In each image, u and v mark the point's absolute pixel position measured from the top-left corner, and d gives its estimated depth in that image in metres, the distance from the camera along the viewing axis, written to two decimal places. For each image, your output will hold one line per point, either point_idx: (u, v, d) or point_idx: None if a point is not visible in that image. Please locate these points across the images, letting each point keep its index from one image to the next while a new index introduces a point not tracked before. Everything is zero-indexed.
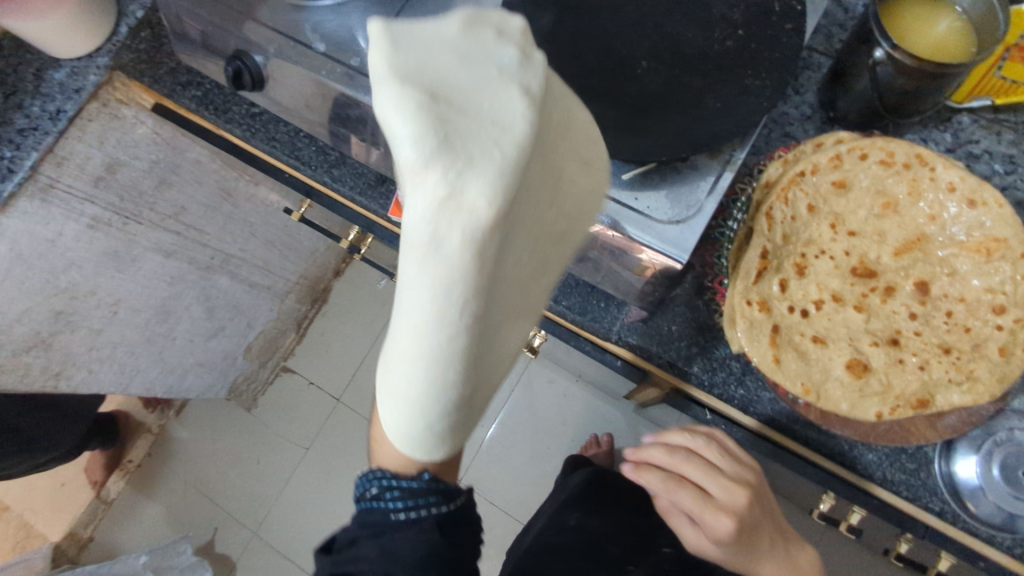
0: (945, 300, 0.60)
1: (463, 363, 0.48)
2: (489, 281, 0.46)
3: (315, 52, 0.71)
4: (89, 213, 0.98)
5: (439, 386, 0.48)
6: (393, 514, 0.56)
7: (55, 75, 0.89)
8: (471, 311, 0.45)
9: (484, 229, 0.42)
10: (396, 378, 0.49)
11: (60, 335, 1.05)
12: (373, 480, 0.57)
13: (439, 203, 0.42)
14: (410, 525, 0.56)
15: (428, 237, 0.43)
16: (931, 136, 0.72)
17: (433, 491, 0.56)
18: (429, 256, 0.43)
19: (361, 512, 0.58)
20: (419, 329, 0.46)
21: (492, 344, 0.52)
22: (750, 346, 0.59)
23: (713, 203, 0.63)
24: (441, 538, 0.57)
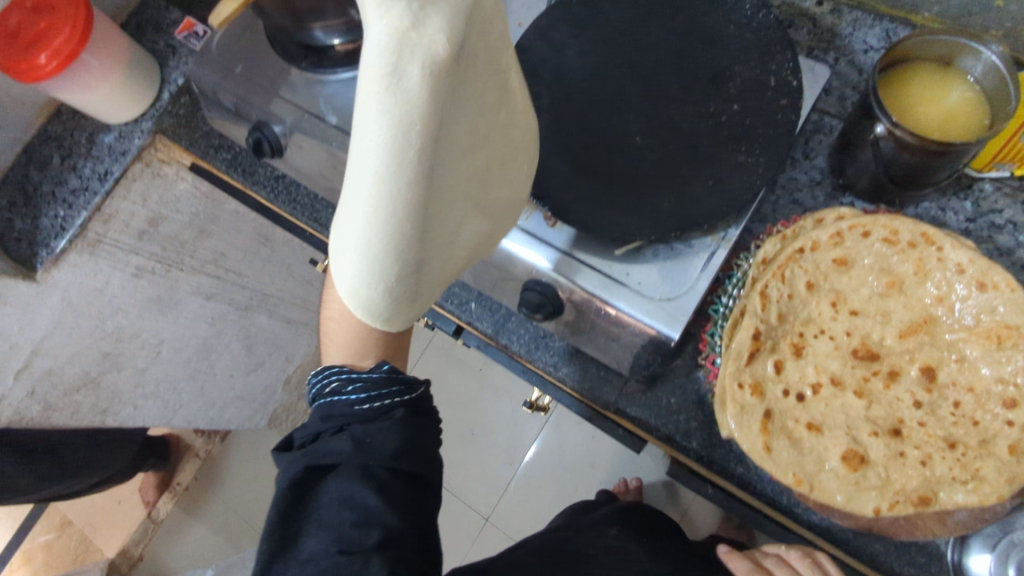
0: (952, 389, 0.57)
1: (415, 225, 0.48)
2: (444, 140, 0.45)
3: (328, 125, 0.74)
4: (134, 263, 1.05)
5: (391, 245, 0.48)
6: (358, 403, 0.64)
7: (105, 138, 0.97)
8: (429, 162, 0.45)
9: (442, 64, 0.42)
10: (349, 236, 0.49)
11: (107, 374, 1.14)
12: (334, 375, 0.66)
13: (401, 30, 0.41)
14: (376, 412, 0.63)
15: (387, 68, 0.42)
16: (949, 205, 0.69)
17: (394, 381, 0.66)
18: (388, 92, 0.42)
19: (323, 409, 0.66)
20: (372, 181, 0.45)
21: (448, 223, 0.52)
22: (739, 432, 0.58)
23: (705, 281, 0.62)
24: (409, 426, 0.64)
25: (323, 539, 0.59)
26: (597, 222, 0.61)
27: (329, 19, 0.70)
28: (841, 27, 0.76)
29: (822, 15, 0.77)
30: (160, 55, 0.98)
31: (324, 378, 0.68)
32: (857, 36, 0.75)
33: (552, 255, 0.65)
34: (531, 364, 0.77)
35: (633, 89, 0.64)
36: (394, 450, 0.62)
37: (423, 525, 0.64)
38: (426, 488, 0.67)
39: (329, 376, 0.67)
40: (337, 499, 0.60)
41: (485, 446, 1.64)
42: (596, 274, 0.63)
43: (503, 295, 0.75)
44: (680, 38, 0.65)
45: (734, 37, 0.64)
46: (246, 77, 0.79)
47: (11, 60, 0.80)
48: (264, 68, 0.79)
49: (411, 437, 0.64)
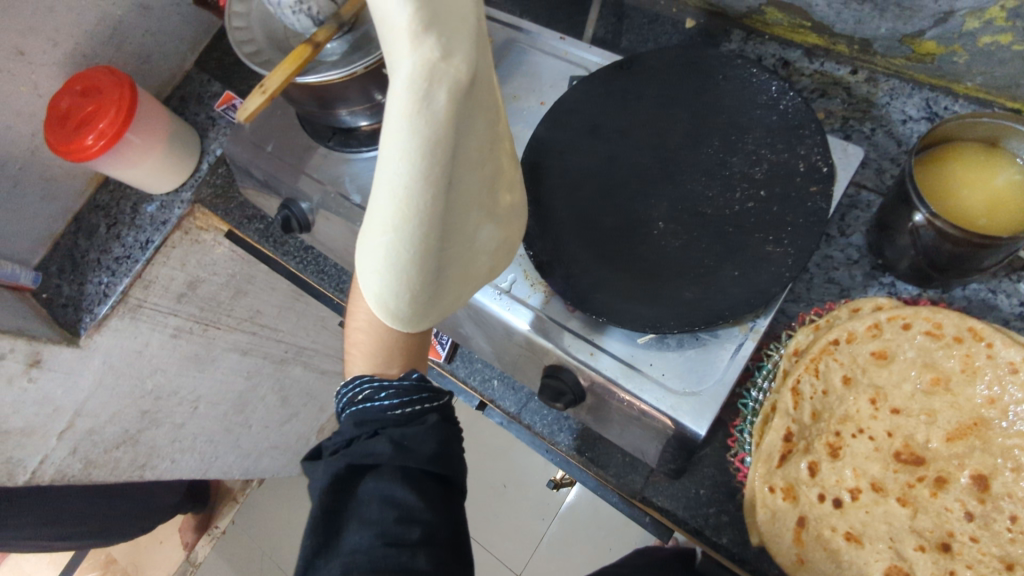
0: (1009, 501, 0.51)
1: (437, 237, 0.47)
2: (463, 152, 0.45)
3: (352, 204, 0.76)
4: (172, 324, 1.08)
5: (413, 259, 0.47)
6: (393, 406, 0.58)
7: (148, 208, 1.00)
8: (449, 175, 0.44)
9: (465, 86, 0.42)
10: (372, 249, 0.48)
11: (146, 431, 1.15)
12: (362, 387, 0.60)
13: (430, 56, 0.41)
14: (410, 418, 0.57)
15: (414, 89, 0.41)
16: (1001, 287, 0.64)
17: (424, 388, 0.60)
18: (416, 113, 0.41)
19: (352, 417, 0.59)
20: (396, 195, 0.44)
21: (467, 230, 0.51)
22: (768, 541, 0.55)
23: (732, 375, 0.59)
24: (443, 433, 0.59)
25: (364, 535, 0.52)
26: (616, 312, 0.58)
27: (356, 104, 0.72)
28: (877, 96, 0.73)
29: (856, 83, 0.74)
30: (201, 126, 1.02)
31: (353, 392, 0.61)
32: (894, 106, 0.72)
33: (572, 342, 0.63)
34: (554, 445, 0.75)
35: (655, 174, 0.63)
36: (434, 450, 0.57)
37: (459, 537, 0.57)
38: (460, 497, 0.60)
39: (357, 391, 0.61)
40: (379, 497, 0.54)
41: (518, 498, 1.61)
42: (616, 363, 0.61)
43: (523, 376, 0.74)
44: (703, 120, 0.64)
45: (759, 119, 0.62)
46: (277, 155, 0.82)
47: (63, 143, 0.83)
48: (294, 147, 0.81)
49: (447, 442, 0.59)
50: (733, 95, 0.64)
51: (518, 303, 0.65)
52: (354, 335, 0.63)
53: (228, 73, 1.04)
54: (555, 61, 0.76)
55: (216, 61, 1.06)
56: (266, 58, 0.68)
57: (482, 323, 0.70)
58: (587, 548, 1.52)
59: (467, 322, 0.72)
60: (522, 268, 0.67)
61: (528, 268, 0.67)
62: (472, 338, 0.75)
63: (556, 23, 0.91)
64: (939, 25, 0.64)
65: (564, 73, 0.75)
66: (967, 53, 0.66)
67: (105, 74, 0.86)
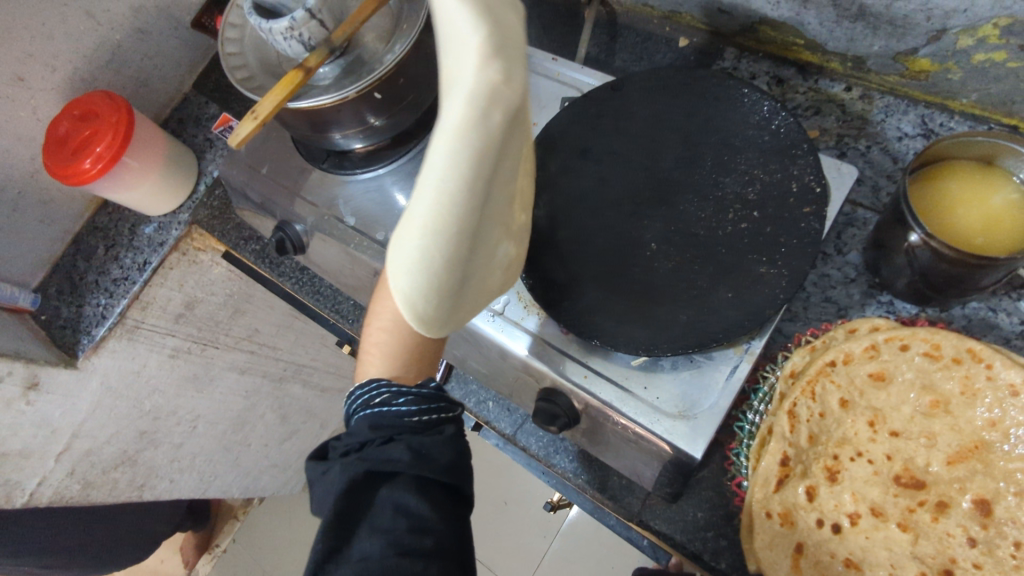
0: (1013, 527, 0.50)
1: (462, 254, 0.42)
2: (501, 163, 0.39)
3: (346, 226, 0.76)
4: (170, 344, 1.07)
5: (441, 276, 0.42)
6: (408, 412, 0.55)
7: (146, 230, 1.00)
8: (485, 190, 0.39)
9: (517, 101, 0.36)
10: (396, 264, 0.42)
11: (144, 451, 1.15)
12: (376, 390, 0.56)
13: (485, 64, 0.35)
14: (426, 428, 0.55)
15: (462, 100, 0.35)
16: (1001, 305, 0.63)
17: (441, 398, 0.58)
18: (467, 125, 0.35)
19: (368, 418, 0.55)
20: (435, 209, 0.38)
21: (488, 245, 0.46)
22: (766, 567, 0.54)
23: (727, 398, 0.58)
24: (458, 444, 0.56)
25: (376, 543, 0.50)
26: (609, 336, 0.58)
27: (350, 127, 0.72)
28: (872, 113, 0.72)
29: (851, 100, 0.74)
30: (199, 147, 1.03)
31: (363, 392, 0.57)
32: (889, 123, 0.72)
33: (567, 365, 0.63)
34: (550, 467, 0.74)
35: (647, 195, 0.63)
36: (448, 461, 0.54)
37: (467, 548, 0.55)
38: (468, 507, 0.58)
39: (369, 392, 0.56)
40: (393, 505, 0.51)
41: (520, 515, 1.60)
42: (611, 385, 0.61)
43: (519, 398, 0.73)
44: (695, 141, 0.64)
45: (752, 139, 0.62)
46: (272, 178, 0.82)
47: (62, 167, 0.84)
48: (289, 169, 0.82)
49: (459, 452, 0.57)
50: (725, 115, 0.64)
51: (512, 325, 0.65)
52: (375, 335, 0.60)
53: (226, 95, 1.05)
54: (548, 81, 0.76)
55: (214, 83, 1.07)
56: (258, 84, 0.69)
57: (477, 346, 0.70)
58: (589, 566, 1.50)
59: (462, 345, 0.72)
60: (517, 290, 0.67)
61: (522, 290, 0.67)
62: (467, 360, 0.74)
63: (550, 41, 0.91)
64: (931, 42, 0.64)
65: (556, 94, 0.75)
66: (962, 70, 0.65)
67: (103, 98, 0.87)
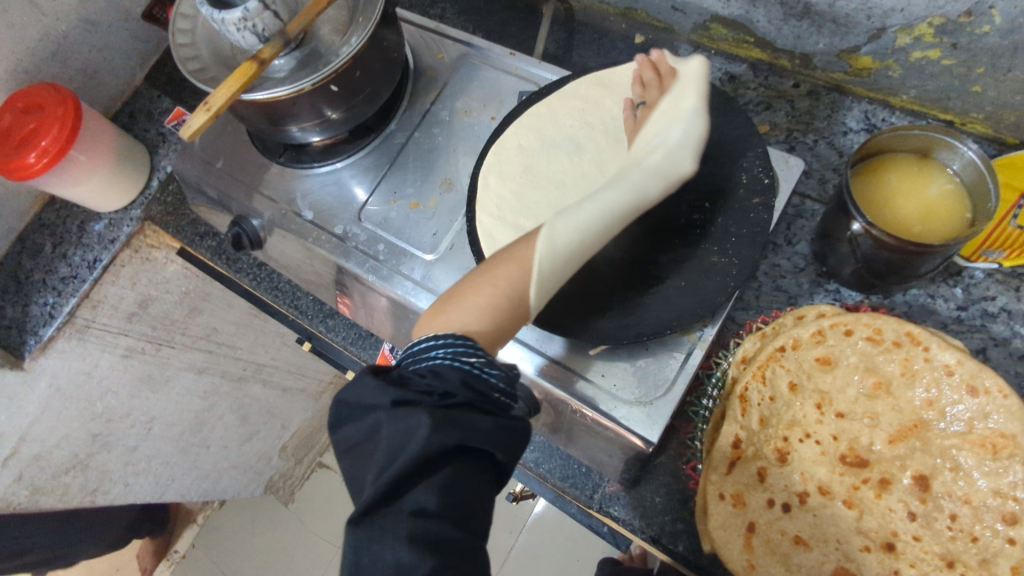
0: (948, 500, 0.53)
1: None
2: None
3: (304, 221, 0.75)
4: (123, 344, 1.04)
5: None
6: (498, 389, 0.49)
7: (95, 226, 0.97)
8: None
9: None
10: None
11: (97, 455, 1.11)
12: (470, 346, 0.49)
13: None
14: (502, 408, 0.49)
15: None
16: (939, 292, 0.66)
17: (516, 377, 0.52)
18: None
19: (456, 370, 0.47)
20: None
21: None
22: (721, 548, 0.55)
23: (682, 383, 0.60)
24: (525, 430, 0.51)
25: (436, 502, 0.43)
26: (569, 328, 0.59)
27: (307, 120, 0.71)
28: (819, 109, 0.75)
29: (799, 96, 0.76)
30: (150, 142, 1.00)
31: (453, 338, 0.49)
32: (835, 118, 0.75)
33: (526, 355, 0.64)
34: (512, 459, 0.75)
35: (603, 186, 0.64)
36: (522, 449, 0.49)
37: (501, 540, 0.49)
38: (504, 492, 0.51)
39: (460, 343, 0.49)
40: (465, 477, 0.45)
41: None
42: (570, 375, 0.62)
43: None
44: None
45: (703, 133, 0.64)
46: (227, 172, 0.80)
47: (4, 161, 0.81)
48: (245, 163, 0.80)
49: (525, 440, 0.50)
50: None
51: None
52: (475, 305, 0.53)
53: (179, 89, 1.03)
54: (505, 75, 0.77)
55: (166, 77, 1.04)
56: (212, 76, 0.67)
57: None
58: (555, 558, 1.52)
59: None
60: None
61: None
62: None
63: (509, 36, 0.92)
64: (873, 41, 0.67)
65: (514, 88, 0.76)
66: (901, 67, 0.68)
67: (47, 90, 0.84)
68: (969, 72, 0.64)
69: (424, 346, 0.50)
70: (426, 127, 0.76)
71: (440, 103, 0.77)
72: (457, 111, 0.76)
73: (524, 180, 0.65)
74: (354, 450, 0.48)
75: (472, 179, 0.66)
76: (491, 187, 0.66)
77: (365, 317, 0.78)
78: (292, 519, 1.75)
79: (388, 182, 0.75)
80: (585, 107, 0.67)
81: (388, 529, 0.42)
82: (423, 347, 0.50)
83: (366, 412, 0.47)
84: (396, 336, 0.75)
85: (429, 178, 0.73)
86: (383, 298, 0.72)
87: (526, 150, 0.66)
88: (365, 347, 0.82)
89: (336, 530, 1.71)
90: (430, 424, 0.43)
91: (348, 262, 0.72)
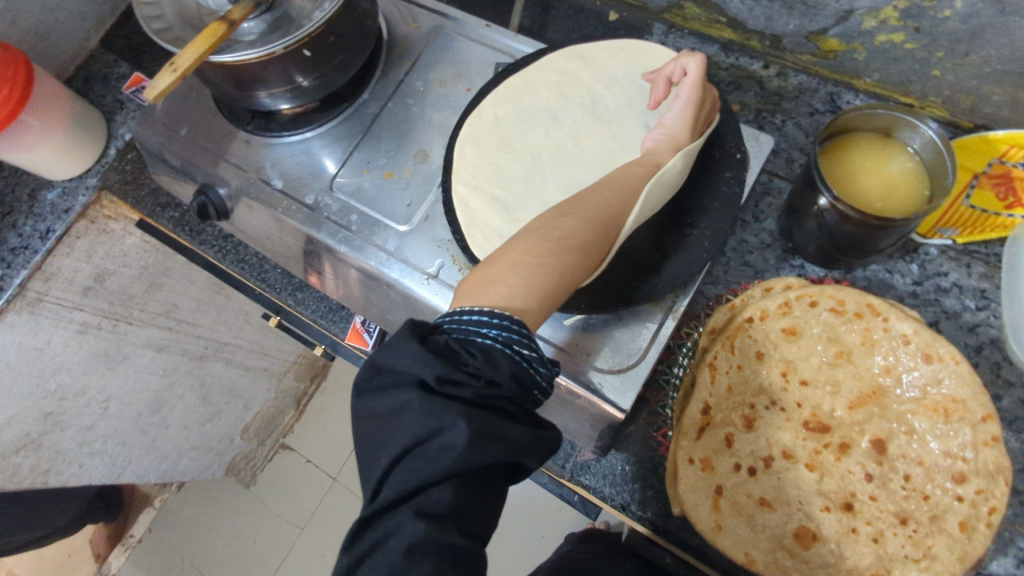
0: (903, 462, 0.56)
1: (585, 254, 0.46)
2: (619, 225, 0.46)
3: (273, 189, 0.74)
4: (78, 319, 1.00)
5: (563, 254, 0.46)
6: (536, 387, 0.46)
7: (48, 195, 0.94)
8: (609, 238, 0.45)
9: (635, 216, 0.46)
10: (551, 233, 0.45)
11: (49, 434, 1.07)
12: (526, 337, 0.43)
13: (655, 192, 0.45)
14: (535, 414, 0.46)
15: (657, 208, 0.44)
16: (897, 267, 0.69)
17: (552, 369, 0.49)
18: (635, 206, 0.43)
19: (513, 368, 0.43)
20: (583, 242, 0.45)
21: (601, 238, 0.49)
22: (689, 509, 0.57)
23: (655, 351, 0.61)
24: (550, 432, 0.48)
25: (450, 505, 0.41)
26: None
27: (276, 86, 0.70)
28: (787, 89, 0.77)
29: (769, 77, 0.78)
30: (106, 109, 0.96)
31: (511, 321, 0.43)
32: (803, 99, 0.77)
33: None
34: None
35: (578, 158, 0.64)
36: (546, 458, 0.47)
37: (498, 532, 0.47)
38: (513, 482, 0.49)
39: (517, 332, 0.43)
40: (481, 484, 0.43)
41: None
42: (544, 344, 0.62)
43: None
44: (624, 107, 0.65)
45: None
46: (192, 140, 0.78)
47: None
48: (211, 131, 0.78)
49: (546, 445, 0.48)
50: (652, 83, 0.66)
51: (447, 289, 0.66)
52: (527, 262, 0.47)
53: (137, 53, 0.98)
54: (481, 47, 0.76)
55: (124, 41, 0.99)
56: (177, 36, 0.65)
57: (412, 312, 0.69)
58: None
59: (399, 311, 0.71)
60: (451, 253, 0.67)
61: (456, 253, 0.67)
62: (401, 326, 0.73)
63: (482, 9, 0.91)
64: (840, 23, 0.68)
65: (490, 60, 0.75)
66: (866, 50, 0.70)
67: None
68: (929, 56, 0.66)
69: (475, 319, 0.44)
70: (400, 97, 0.75)
71: (414, 73, 0.76)
72: (431, 81, 0.75)
73: (500, 152, 0.65)
74: (375, 417, 0.45)
75: (448, 150, 0.66)
76: (466, 158, 0.65)
77: (336, 290, 0.77)
78: (254, 501, 1.72)
79: (360, 152, 0.73)
80: (562, 80, 0.67)
81: (394, 527, 0.41)
82: (470, 322, 0.44)
83: (399, 384, 0.43)
84: (369, 307, 0.74)
85: (403, 148, 0.72)
86: (355, 269, 0.71)
87: (503, 122, 0.66)
88: (335, 320, 0.80)
89: (300, 512, 1.69)
90: (468, 432, 0.41)
91: (319, 233, 0.70)
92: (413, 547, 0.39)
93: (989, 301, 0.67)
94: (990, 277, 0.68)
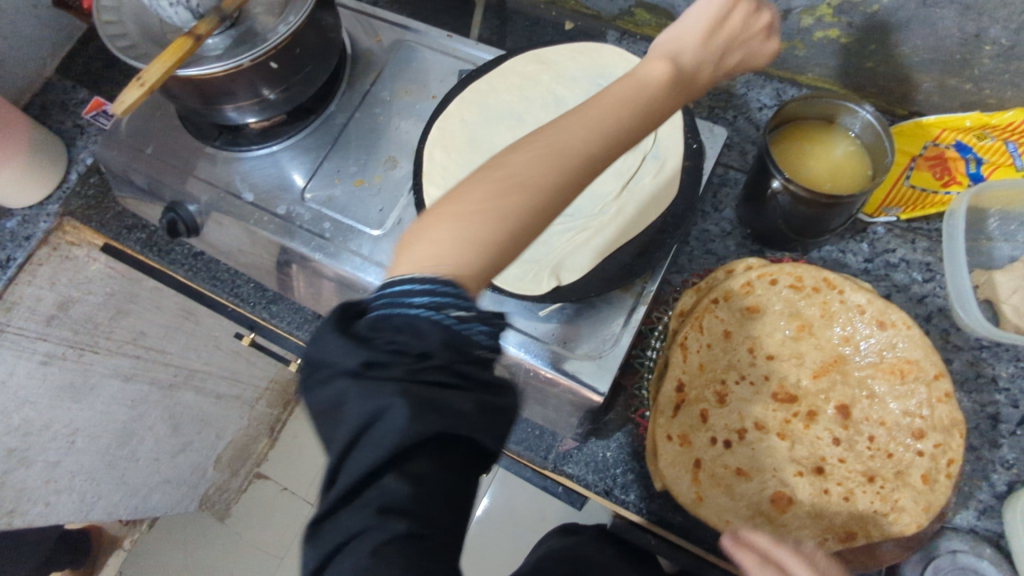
0: (867, 424, 0.60)
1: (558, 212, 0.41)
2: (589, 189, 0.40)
3: (244, 202, 0.74)
4: (42, 350, 0.97)
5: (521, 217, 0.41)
6: (480, 347, 0.39)
7: (7, 224, 0.92)
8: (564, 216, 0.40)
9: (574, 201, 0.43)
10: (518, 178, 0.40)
11: (13, 472, 1.03)
12: (456, 296, 0.37)
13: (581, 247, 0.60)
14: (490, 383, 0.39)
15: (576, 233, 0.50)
16: (848, 247, 0.73)
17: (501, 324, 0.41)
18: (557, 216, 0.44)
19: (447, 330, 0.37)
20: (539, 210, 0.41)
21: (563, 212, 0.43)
22: (671, 484, 0.59)
23: (628, 335, 0.63)
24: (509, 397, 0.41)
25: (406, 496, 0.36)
26: (518, 289, 0.62)
27: (243, 99, 0.71)
28: (736, 87, 0.82)
29: (718, 76, 0.83)
30: (67, 134, 0.95)
31: (438, 285, 0.37)
32: (751, 95, 0.82)
33: None
34: None
35: None
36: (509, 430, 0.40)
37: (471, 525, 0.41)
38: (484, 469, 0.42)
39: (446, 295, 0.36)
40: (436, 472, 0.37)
41: None
42: (521, 336, 0.65)
43: None
44: (584, 106, 0.68)
45: None
46: (158, 158, 0.78)
47: None
48: (178, 148, 0.78)
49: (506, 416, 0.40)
50: (609, 83, 0.69)
51: None
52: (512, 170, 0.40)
53: (96, 79, 0.98)
54: (444, 57, 0.79)
55: (82, 67, 0.99)
56: (143, 53, 0.66)
57: None
58: None
59: None
60: None
61: None
62: None
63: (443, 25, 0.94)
64: (781, 21, 0.73)
65: (453, 68, 0.78)
66: (805, 46, 0.75)
67: None
68: (863, 49, 0.72)
69: (401, 290, 0.37)
70: (367, 108, 0.77)
71: (380, 84, 0.78)
72: (397, 91, 0.77)
73: (470, 153, 0.68)
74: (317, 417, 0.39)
75: (419, 153, 0.68)
76: (436, 161, 0.67)
77: (312, 299, 0.77)
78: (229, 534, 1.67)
79: (331, 162, 0.75)
80: (525, 83, 0.70)
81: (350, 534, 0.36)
82: (400, 293, 0.37)
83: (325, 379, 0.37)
84: None
85: (373, 156, 0.74)
86: (331, 275, 0.71)
87: (470, 125, 0.69)
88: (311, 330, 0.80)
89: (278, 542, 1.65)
90: (406, 409, 0.35)
91: (293, 242, 0.71)
92: (378, 549, 0.35)
93: (935, 273, 0.71)
94: (934, 251, 0.72)
